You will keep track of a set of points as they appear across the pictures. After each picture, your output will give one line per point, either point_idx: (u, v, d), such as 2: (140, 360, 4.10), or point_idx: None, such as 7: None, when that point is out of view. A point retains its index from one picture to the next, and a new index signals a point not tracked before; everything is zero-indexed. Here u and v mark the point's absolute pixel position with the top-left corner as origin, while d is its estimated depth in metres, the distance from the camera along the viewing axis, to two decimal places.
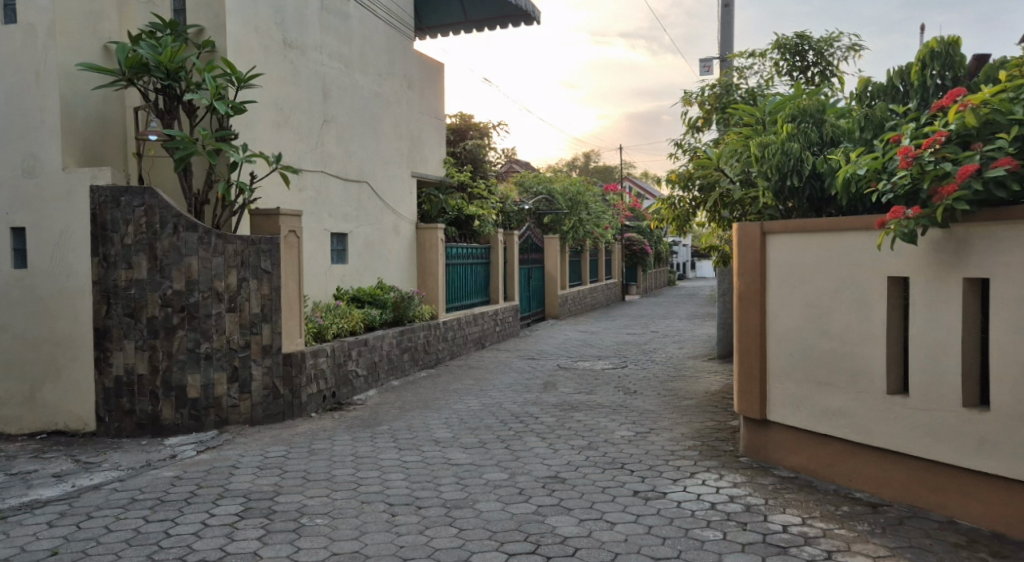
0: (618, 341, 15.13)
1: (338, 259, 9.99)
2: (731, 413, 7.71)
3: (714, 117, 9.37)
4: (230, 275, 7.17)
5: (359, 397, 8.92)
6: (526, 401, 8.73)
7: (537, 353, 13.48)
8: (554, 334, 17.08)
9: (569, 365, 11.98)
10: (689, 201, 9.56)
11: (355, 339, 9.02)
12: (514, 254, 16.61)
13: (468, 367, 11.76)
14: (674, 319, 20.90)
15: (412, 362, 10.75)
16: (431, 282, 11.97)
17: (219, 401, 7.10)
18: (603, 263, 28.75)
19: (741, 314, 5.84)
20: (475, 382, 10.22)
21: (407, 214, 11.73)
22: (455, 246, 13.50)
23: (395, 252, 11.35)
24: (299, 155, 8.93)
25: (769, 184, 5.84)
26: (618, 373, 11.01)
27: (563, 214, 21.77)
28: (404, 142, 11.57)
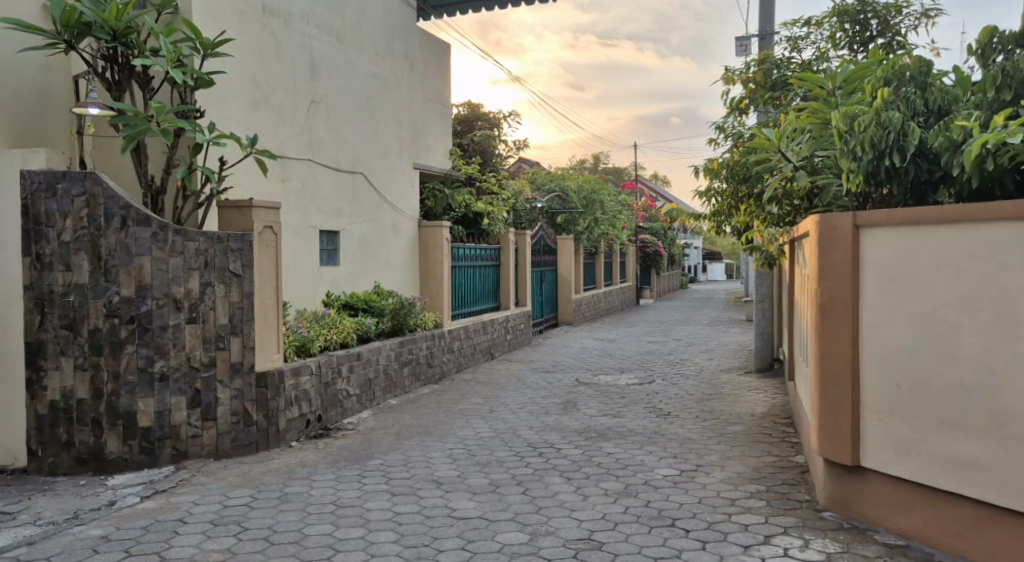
0: (641, 350, 13.88)
1: (329, 261, 8.77)
2: (790, 445, 6.46)
3: (760, 97, 8.15)
4: (190, 279, 5.99)
5: (350, 420, 7.71)
6: (545, 426, 7.51)
7: (553, 366, 12.25)
8: (569, 342, 15.84)
9: (589, 380, 10.74)
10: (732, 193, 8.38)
11: (346, 353, 7.82)
12: (526, 256, 15.42)
13: (477, 381, 10.54)
14: (696, 326, 19.63)
15: (413, 378, 9.53)
16: (435, 286, 10.76)
17: (177, 431, 5.90)
18: (617, 266, 27.50)
19: (823, 329, 4.62)
20: (485, 401, 9.00)
21: (409, 211, 10.53)
22: (462, 246, 12.32)
23: (395, 252, 10.14)
24: (282, 140, 7.75)
25: (859, 164, 4.64)
26: (646, 389, 9.78)
27: (577, 213, 20.56)
28: (406, 129, 10.39)
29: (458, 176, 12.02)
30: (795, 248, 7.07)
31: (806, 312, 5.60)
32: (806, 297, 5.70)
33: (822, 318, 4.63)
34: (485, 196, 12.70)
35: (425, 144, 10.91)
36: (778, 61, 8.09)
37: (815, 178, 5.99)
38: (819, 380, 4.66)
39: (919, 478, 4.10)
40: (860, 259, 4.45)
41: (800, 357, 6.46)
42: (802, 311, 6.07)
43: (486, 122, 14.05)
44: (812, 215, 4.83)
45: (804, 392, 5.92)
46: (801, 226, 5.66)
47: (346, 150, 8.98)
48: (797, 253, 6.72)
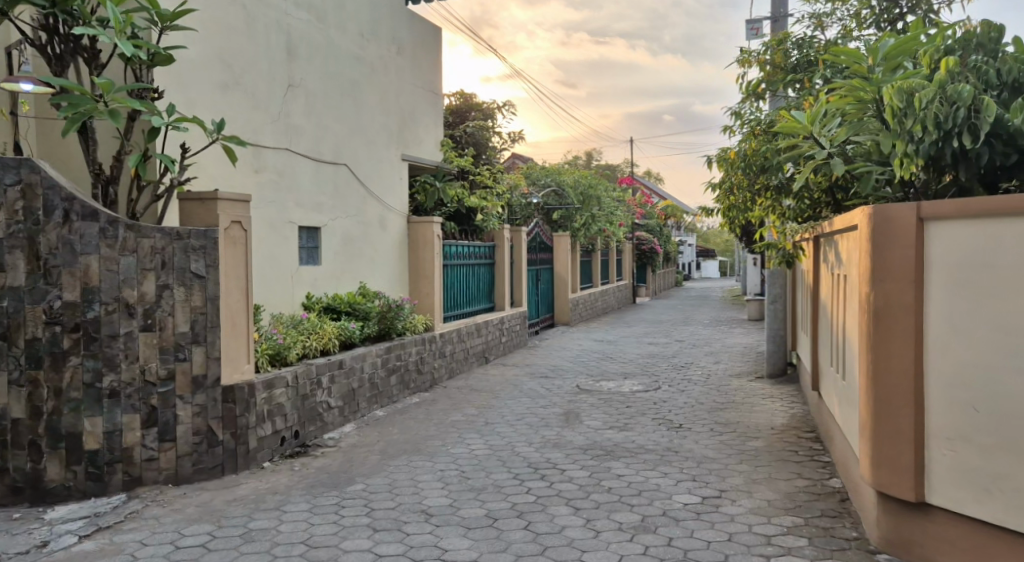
0: (642, 354, 13.23)
1: (309, 260, 8.04)
2: (821, 465, 5.79)
3: (778, 80, 7.49)
4: (145, 282, 5.26)
5: (330, 435, 7.00)
6: (546, 442, 6.83)
7: (550, 370, 11.58)
8: (566, 344, 15.17)
9: (590, 387, 10.06)
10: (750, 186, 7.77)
11: (326, 361, 7.11)
12: (523, 254, 14.74)
13: (471, 388, 9.86)
14: (697, 326, 19.00)
15: (400, 386, 8.83)
16: (425, 286, 10.05)
17: (130, 454, 5.17)
18: (614, 264, 26.86)
19: (877, 341, 3.95)
20: (480, 412, 8.31)
21: (397, 206, 9.82)
22: (454, 243, 11.62)
23: (382, 251, 9.42)
24: (255, 127, 7.02)
25: (920, 147, 4.01)
26: (652, 398, 9.12)
27: (574, 209, 19.90)
28: (394, 118, 9.68)
29: (451, 170, 11.32)
30: (824, 246, 6.40)
31: (847, 319, 4.93)
32: (846, 303, 5.03)
33: (875, 327, 3.96)
34: (478, 191, 12.00)
35: (414, 134, 10.21)
36: (798, 41, 7.43)
37: (853, 167, 5.33)
38: (871, 401, 3.99)
39: (1001, 522, 3.43)
40: (922, 258, 3.78)
41: (833, 368, 5.79)
42: (838, 318, 5.40)
43: (480, 113, 13.36)
44: (862, 206, 4.16)
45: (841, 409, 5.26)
46: (841, 222, 4.99)
47: (329, 138, 8.27)
48: (829, 252, 6.06)
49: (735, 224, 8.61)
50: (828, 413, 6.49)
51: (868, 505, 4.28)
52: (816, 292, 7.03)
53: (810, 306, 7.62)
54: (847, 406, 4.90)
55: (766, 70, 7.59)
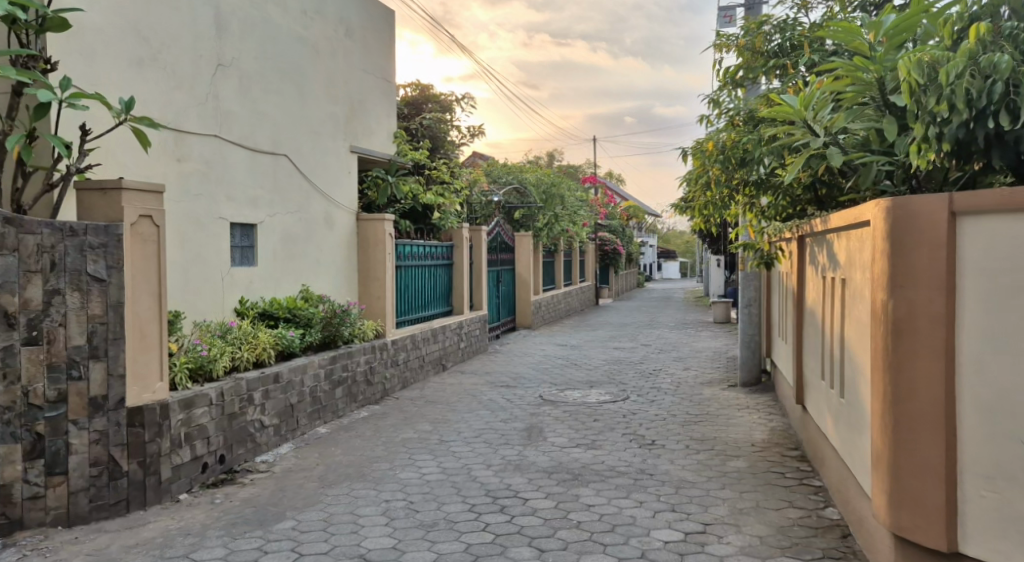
0: (608, 360, 12.64)
1: (243, 260, 7.20)
2: (813, 492, 5.19)
3: (758, 67, 6.92)
4: (30, 286, 4.42)
5: (264, 459, 6.19)
6: (507, 465, 6.15)
7: (512, 379, 10.92)
8: (529, 349, 14.54)
9: (555, 398, 9.43)
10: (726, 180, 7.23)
11: (260, 375, 6.29)
12: (483, 254, 14.04)
13: (425, 400, 9.12)
14: (662, 329, 18.52)
15: (347, 399, 8.04)
16: (376, 289, 9.29)
17: (10, 492, 4.33)
18: (577, 264, 26.32)
19: (897, 356, 3.35)
20: (434, 428, 7.59)
21: (345, 201, 9.03)
22: (408, 243, 10.86)
23: (327, 251, 8.61)
24: (177, 109, 6.19)
25: (945, 130, 3.50)
26: (621, 411, 8.50)
27: (536, 209, 19.26)
28: (342, 106, 8.90)
29: (407, 165, 10.59)
30: (813, 247, 5.83)
31: (851, 330, 4.35)
32: (847, 311, 4.46)
33: (896, 340, 3.35)
34: (436, 189, 11.28)
35: (365, 125, 9.46)
36: (779, 24, 6.85)
37: (853, 157, 4.78)
38: (891, 427, 3.39)
39: None
40: (954, 261, 3.18)
41: (826, 381, 5.21)
42: (837, 328, 4.82)
43: (438, 106, 12.64)
44: (878, 200, 3.57)
45: (840, 431, 4.67)
46: (844, 219, 4.41)
47: (268, 125, 7.46)
48: (821, 254, 5.50)
49: (712, 220, 8.07)
50: (816, 431, 5.91)
51: (880, 548, 3.67)
52: (800, 298, 6.45)
53: (792, 312, 7.06)
54: (852, 428, 4.31)
55: (745, 55, 7.02)
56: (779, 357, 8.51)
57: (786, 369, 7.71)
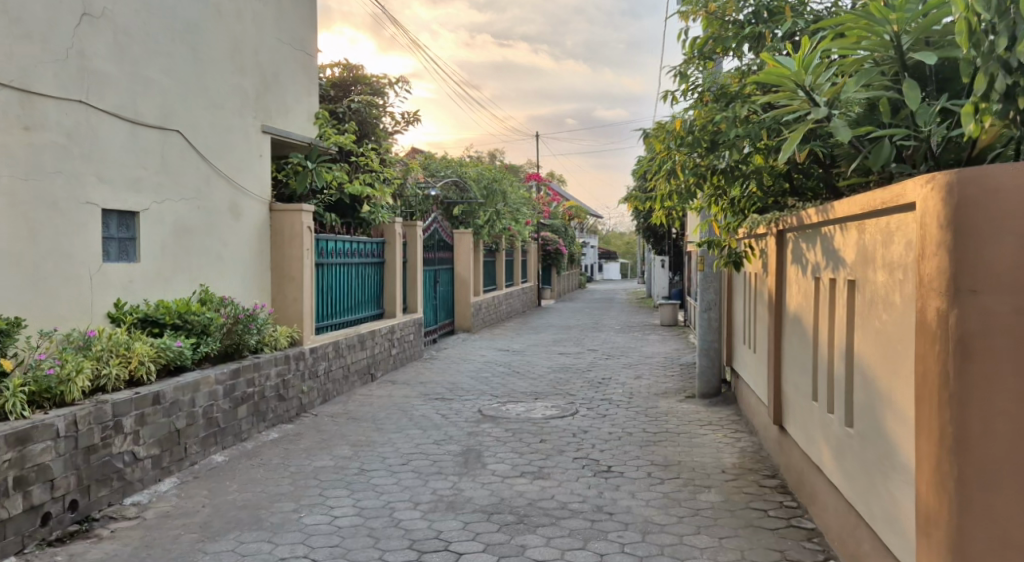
0: (553, 368, 11.75)
1: (123, 255, 5.97)
2: (807, 539, 4.32)
3: (731, 36, 6.08)
4: None
5: (135, 501, 4.97)
6: (438, 504, 5.13)
7: (448, 390, 9.90)
8: (467, 355, 13.55)
9: (495, 413, 8.46)
10: (691, 168, 6.35)
11: (132, 396, 5.05)
12: (418, 252, 12.97)
13: (349, 416, 8.03)
14: (608, 333, 17.73)
15: (253, 419, 6.86)
16: (292, 290, 8.13)
17: None
18: (519, 265, 25.42)
19: (963, 382, 2.51)
20: (356, 453, 6.50)
21: (256, 189, 7.83)
22: (333, 239, 9.73)
23: (234, 246, 7.42)
24: (22, 65, 4.94)
25: None
26: (569, 428, 7.59)
27: (476, 205, 18.27)
28: (252, 78, 7.69)
29: (333, 153, 9.44)
30: (803, 243, 5.02)
31: (868, 344, 3.52)
32: (861, 320, 3.63)
33: (960, 361, 2.51)
34: (365, 179, 10.13)
35: (281, 103, 8.29)
36: None
37: (862, 132, 3.94)
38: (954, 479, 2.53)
39: None
40: None
41: (821, 402, 4.40)
42: (840, 339, 4.01)
43: (368, 89, 11.51)
44: (928, 174, 2.74)
45: (847, 467, 3.84)
46: (861, 206, 3.59)
47: (154, 93, 6.23)
48: (814, 252, 4.69)
49: (676, 213, 7.24)
50: (802, 460, 5.07)
51: None
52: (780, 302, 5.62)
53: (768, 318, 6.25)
54: (870, 468, 3.47)
55: (713, 24, 6.17)
56: (747, 368, 7.71)
57: (758, 383, 6.90)
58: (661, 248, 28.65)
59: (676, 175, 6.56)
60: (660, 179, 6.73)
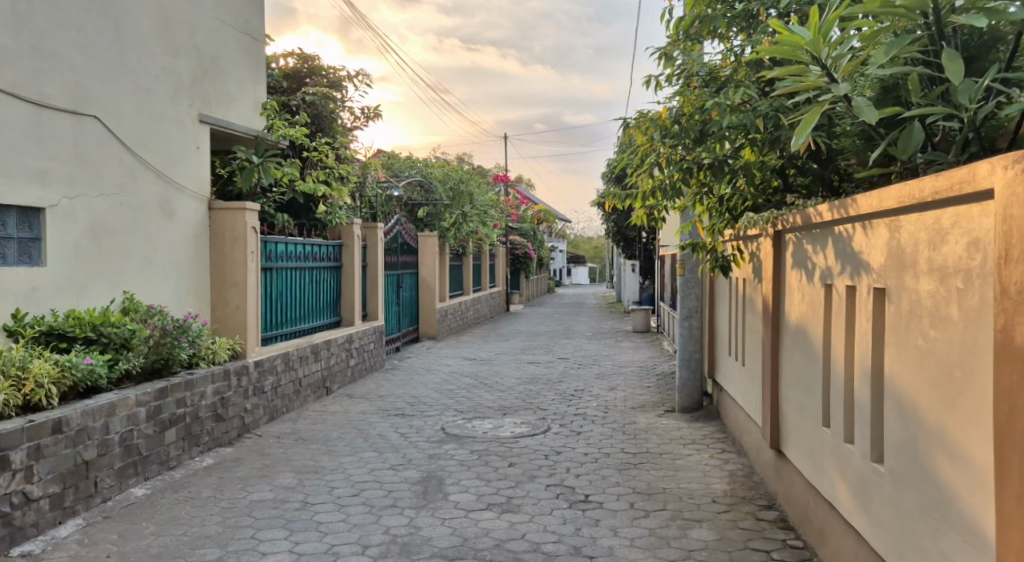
0: (522, 379, 11.09)
1: (23, 259, 5.16)
2: None
3: (720, 14, 5.48)
4: None
5: (24, 551, 4.18)
6: (390, 547, 4.43)
7: (410, 404, 9.18)
8: (432, 365, 12.84)
9: (460, 431, 7.77)
10: (676, 163, 5.79)
11: (23, 426, 4.25)
12: (379, 255, 12.22)
13: (298, 437, 7.27)
14: (579, 339, 17.15)
15: (184, 444, 6.07)
16: (235, 297, 7.32)
17: None
18: (487, 269, 24.76)
19: None
20: (301, 483, 5.74)
21: (193, 185, 7.02)
22: (284, 241, 8.95)
23: (165, 248, 6.60)
24: None
25: None
26: (540, 449, 6.93)
27: (442, 206, 17.55)
28: (187, 61, 6.89)
29: (285, 148, 8.65)
30: (807, 246, 4.44)
31: (905, 366, 2.92)
32: (894, 336, 3.03)
33: None
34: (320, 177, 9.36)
35: (223, 90, 7.49)
36: None
37: (889, 112, 3.32)
38: None
39: None
40: None
41: (834, 429, 3.80)
42: (862, 357, 3.41)
43: (324, 81, 10.75)
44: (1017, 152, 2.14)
45: (876, 511, 3.22)
46: (897, 198, 2.97)
47: (63, 72, 5.43)
48: (823, 256, 4.11)
49: (658, 214, 6.61)
50: (805, 491, 4.48)
51: None
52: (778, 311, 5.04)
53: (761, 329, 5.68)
54: (909, 516, 2.87)
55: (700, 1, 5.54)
56: (733, 381, 7.13)
57: (748, 398, 6.31)
58: (631, 252, 28.22)
59: (658, 175, 5.97)
60: (642, 177, 6.13)
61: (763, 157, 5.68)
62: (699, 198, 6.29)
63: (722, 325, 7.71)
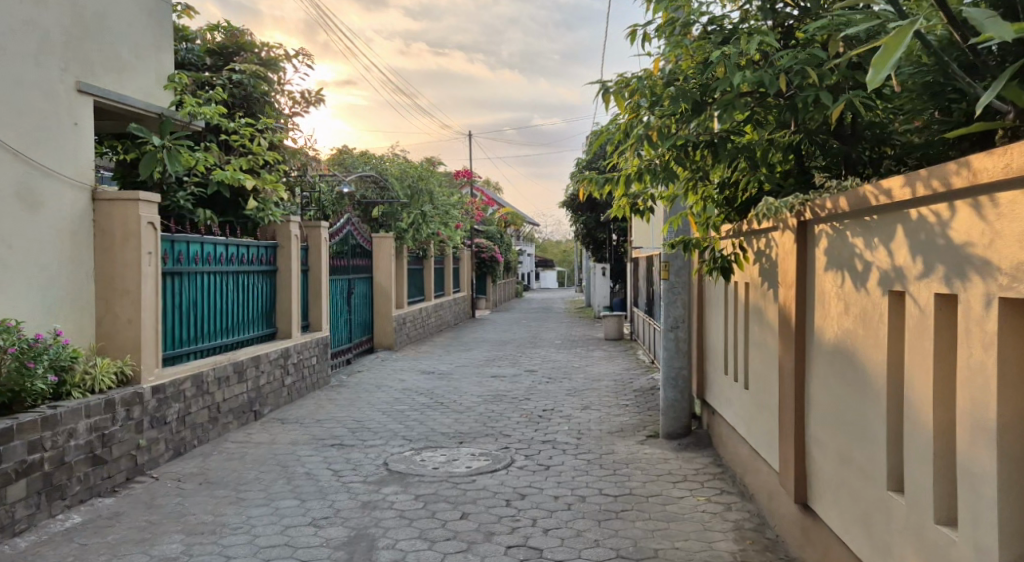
0: (484, 398, 9.91)
1: None
2: None
3: None
4: None
5: None
6: None
7: (351, 431, 7.91)
8: (384, 379, 11.58)
9: (407, 467, 6.53)
10: (665, 132, 4.51)
11: None
12: (324, 258, 10.94)
13: (205, 478, 5.95)
14: (548, 348, 16.02)
15: (40, 499, 4.71)
16: (127, 307, 5.96)
17: None
18: (450, 273, 23.55)
19: None
20: (188, 552, 4.42)
21: (69, 170, 5.65)
22: (203, 242, 7.63)
23: (24, 248, 5.22)
24: None
25: None
26: (501, 492, 5.71)
27: (399, 205, 16.28)
28: (58, 16, 5.53)
29: (200, 130, 7.31)
30: (852, 240, 3.33)
31: None
32: None
33: None
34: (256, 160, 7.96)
35: (114, 55, 6.15)
36: None
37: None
38: None
39: None
40: None
41: (910, 498, 2.68)
42: (970, 399, 2.30)
43: (255, 60, 9.41)
44: None
45: None
46: None
47: None
48: (882, 253, 2.99)
49: (644, 204, 5.45)
50: None
51: None
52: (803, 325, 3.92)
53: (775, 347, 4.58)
54: None
55: None
56: (731, 405, 6.04)
57: (754, 429, 5.20)
58: (601, 255, 27.22)
59: (645, 159, 4.83)
60: (623, 159, 5.02)
61: (770, 134, 4.71)
62: (694, 185, 5.28)
63: (715, 336, 6.62)
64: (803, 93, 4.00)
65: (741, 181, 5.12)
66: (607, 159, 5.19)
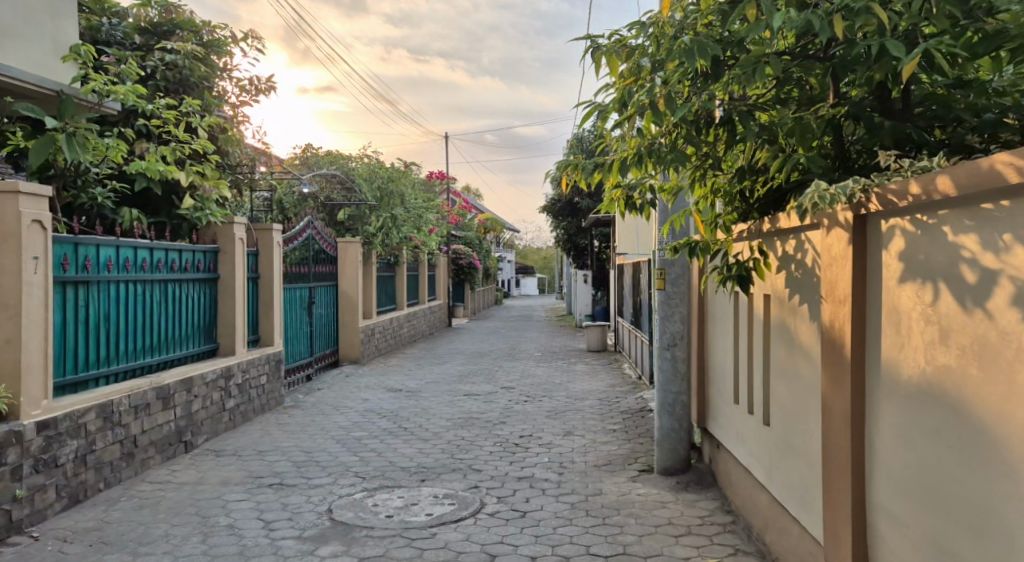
0: (454, 422, 8.87)
1: None
2: None
3: None
4: None
5: None
6: None
7: (296, 466, 6.81)
8: (345, 399, 10.49)
9: (355, 515, 5.45)
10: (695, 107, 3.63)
11: None
12: (279, 264, 9.86)
13: (100, 536, 4.82)
14: (527, 361, 15.04)
15: None
16: (5, 324, 4.84)
17: None
18: (425, 280, 22.48)
19: None
20: None
21: None
22: (125, 247, 6.53)
23: None
24: None
25: None
26: (466, 553, 4.64)
27: (367, 208, 15.21)
28: None
29: (114, 112, 6.11)
30: (952, 238, 2.40)
31: None
32: None
33: None
34: (195, 147, 6.66)
35: None
36: None
37: None
38: None
39: None
40: None
41: None
42: None
43: (194, 39, 8.26)
44: None
45: None
46: None
47: None
48: None
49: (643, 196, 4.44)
50: None
51: None
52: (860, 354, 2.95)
53: (810, 378, 3.61)
54: None
55: None
56: (742, 440, 5.05)
57: (777, 477, 4.22)
58: (582, 262, 26.33)
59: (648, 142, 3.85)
60: (619, 143, 4.02)
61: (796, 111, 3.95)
62: (703, 175, 4.36)
63: (721, 357, 5.65)
64: (861, 45, 3.11)
65: (760, 172, 4.20)
66: (601, 144, 4.19)
